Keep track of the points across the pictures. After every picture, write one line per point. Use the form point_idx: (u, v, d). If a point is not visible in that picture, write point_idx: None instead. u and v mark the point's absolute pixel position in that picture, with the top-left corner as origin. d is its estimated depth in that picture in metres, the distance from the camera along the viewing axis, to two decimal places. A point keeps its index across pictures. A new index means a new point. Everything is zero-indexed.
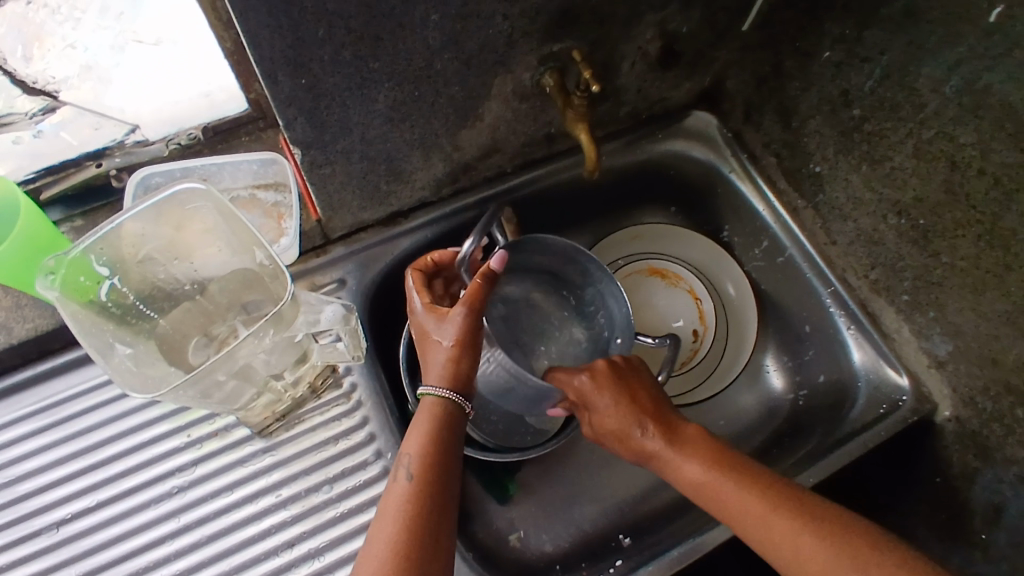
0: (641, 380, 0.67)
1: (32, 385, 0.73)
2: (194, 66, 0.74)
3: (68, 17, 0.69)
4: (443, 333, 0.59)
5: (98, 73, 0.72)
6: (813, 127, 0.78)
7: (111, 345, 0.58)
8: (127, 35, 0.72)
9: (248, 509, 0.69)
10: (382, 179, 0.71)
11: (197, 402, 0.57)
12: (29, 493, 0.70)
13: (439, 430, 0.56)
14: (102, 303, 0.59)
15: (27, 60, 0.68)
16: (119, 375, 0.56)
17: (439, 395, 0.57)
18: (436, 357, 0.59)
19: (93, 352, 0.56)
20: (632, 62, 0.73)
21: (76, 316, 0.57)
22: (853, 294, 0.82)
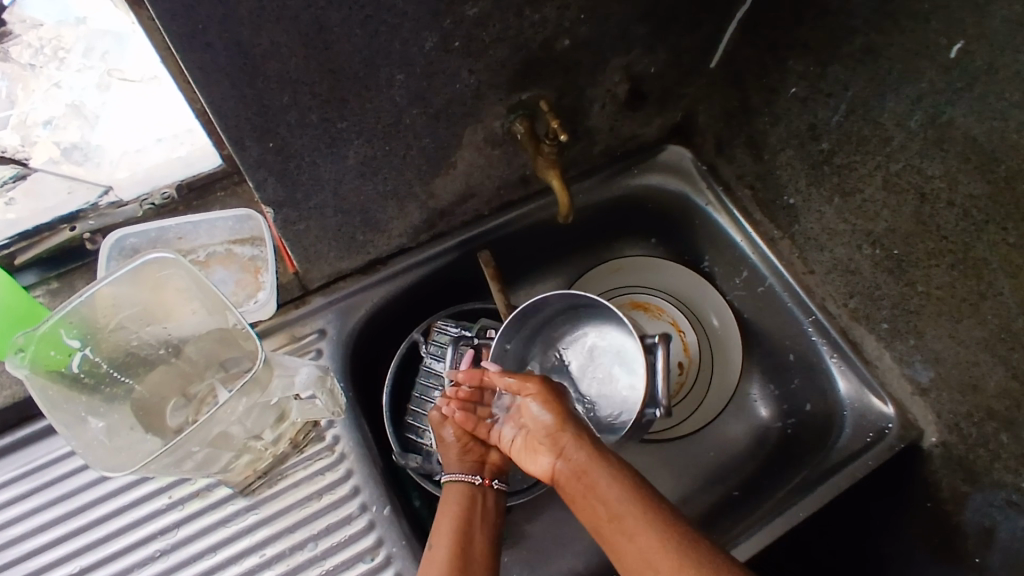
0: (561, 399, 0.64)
1: (13, 451, 0.72)
2: (173, 106, 0.75)
3: (53, 59, 0.72)
4: (450, 430, 0.69)
5: (80, 114, 0.73)
6: (784, 160, 0.79)
7: (83, 419, 0.58)
8: (110, 76, 0.74)
9: (233, 569, 0.68)
10: (358, 231, 0.72)
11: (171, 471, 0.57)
12: (10, 562, 0.69)
13: (464, 504, 0.65)
14: (73, 374, 0.59)
15: (12, 102, 0.71)
16: (88, 451, 0.57)
17: (453, 481, 0.66)
18: (451, 448, 0.68)
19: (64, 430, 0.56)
20: (602, 104, 0.74)
21: (47, 393, 0.57)
22: (833, 322, 0.82)
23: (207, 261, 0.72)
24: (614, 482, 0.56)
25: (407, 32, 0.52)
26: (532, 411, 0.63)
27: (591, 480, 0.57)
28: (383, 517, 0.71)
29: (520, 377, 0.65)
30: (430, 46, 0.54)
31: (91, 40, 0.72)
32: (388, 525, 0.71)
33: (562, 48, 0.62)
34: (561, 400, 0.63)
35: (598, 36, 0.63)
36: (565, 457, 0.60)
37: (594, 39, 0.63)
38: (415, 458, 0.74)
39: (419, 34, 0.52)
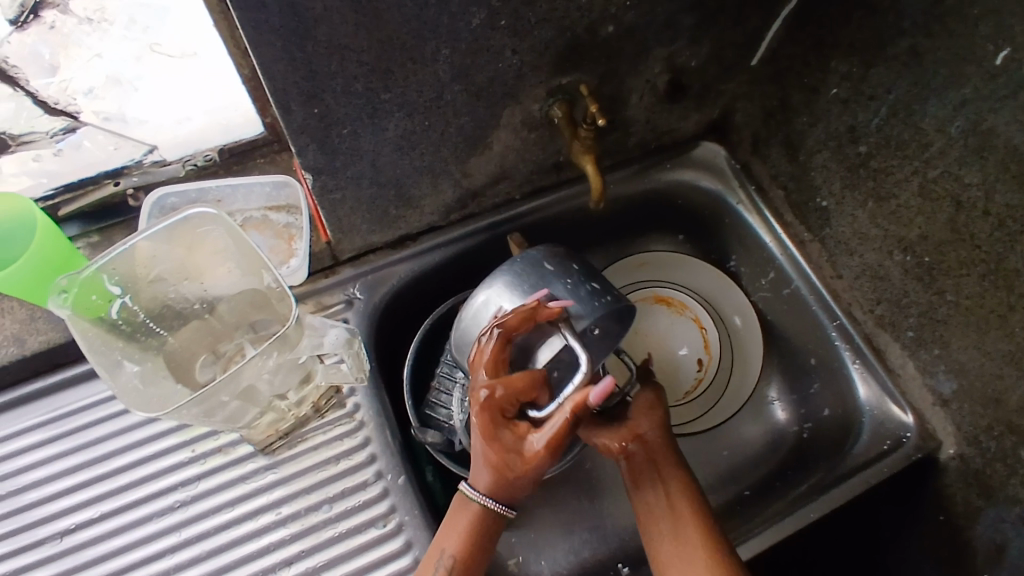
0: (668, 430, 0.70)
1: (42, 396, 0.75)
2: (218, 85, 0.75)
3: (96, 29, 0.72)
4: (504, 452, 0.58)
5: (119, 87, 0.74)
6: (820, 162, 0.78)
7: (119, 363, 0.60)
8: (150, 49, 0.74)
9: (249, 525, 0.70)
10: (391, 204, 0.73)
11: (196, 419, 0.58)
12: (35, 503, 0.72)
13: (477, 533, 0.61)
14: (112, 321, 0.61)
15: (53, 70, 0.72)
16: (124, 394, 0.58)
17: (480, 503, 0.60)
18: (497, 480, 0.59)
19: (103, 372, 0.58)
20: (641, 95, 0.74)
21: (88, 336, 0.59)
22: (858, 327, 0.82)
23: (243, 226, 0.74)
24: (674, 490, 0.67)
25: (455, 6, 0.53)
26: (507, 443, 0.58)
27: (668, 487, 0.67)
28: (397, 486, 0.72)
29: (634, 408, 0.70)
30: (476, 23, 0.55)
31: (132, 12, 0.72)
32: (401, 494, 0.72)
33: (606, 33, 0.63)
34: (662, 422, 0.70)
35: (642, 24, 0.64)
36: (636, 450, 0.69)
37: (637, 28, 0.64)
38: (434, 434, 0.74)
39: (467, 9, 0.53)
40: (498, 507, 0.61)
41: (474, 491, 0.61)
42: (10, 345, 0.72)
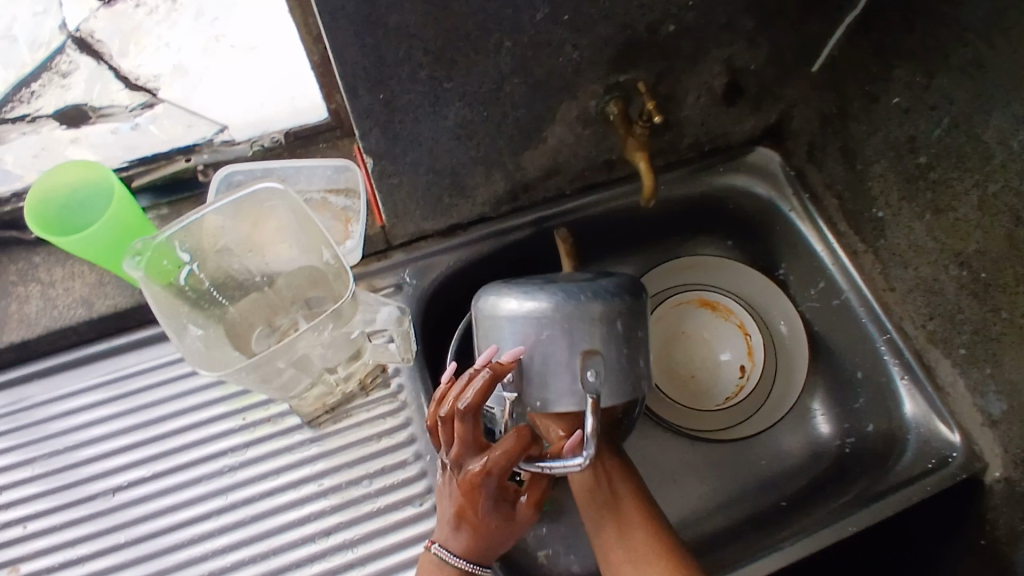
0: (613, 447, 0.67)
1: (103, 357, 0.80)
2: (277, 73, 0.79)
3: (165, 20, 0.79)
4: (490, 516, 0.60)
5: (183, 75, 0.79)
6: (877, 171, 0.78)
7: (185, 326, 0.63)
8: (215, 40, 0.80)
9: (292, 494, 0.73)
10: (445, 192, 0.75)
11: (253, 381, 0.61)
12: (93, 458, 0.76)
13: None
14: (179, 287, 0.64)
15: (125, 55, 0.79)
16: (189, 354, 0.61)
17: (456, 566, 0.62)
18: (479, 537, 0.61)
19: (172, 331, 0.61)
20: (697, 96, 0.75)
21: (158, 297, 0.62)
22: (908, 342, 0.80)
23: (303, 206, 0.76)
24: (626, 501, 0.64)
25: None
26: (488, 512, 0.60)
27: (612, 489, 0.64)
28: (435, 467, 0.74)
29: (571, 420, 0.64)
30: (540, 17, 0.56)
31: (202, 6, 0.79)
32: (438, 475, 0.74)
33: (667, 32, 0.64)
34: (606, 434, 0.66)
35: (703, 25, 0.64)
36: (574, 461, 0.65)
37: (698, 29, 0.65)
38: None
39: (532, 3, 0.55)
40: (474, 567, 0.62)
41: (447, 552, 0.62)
42: (79, 307, 0.77)
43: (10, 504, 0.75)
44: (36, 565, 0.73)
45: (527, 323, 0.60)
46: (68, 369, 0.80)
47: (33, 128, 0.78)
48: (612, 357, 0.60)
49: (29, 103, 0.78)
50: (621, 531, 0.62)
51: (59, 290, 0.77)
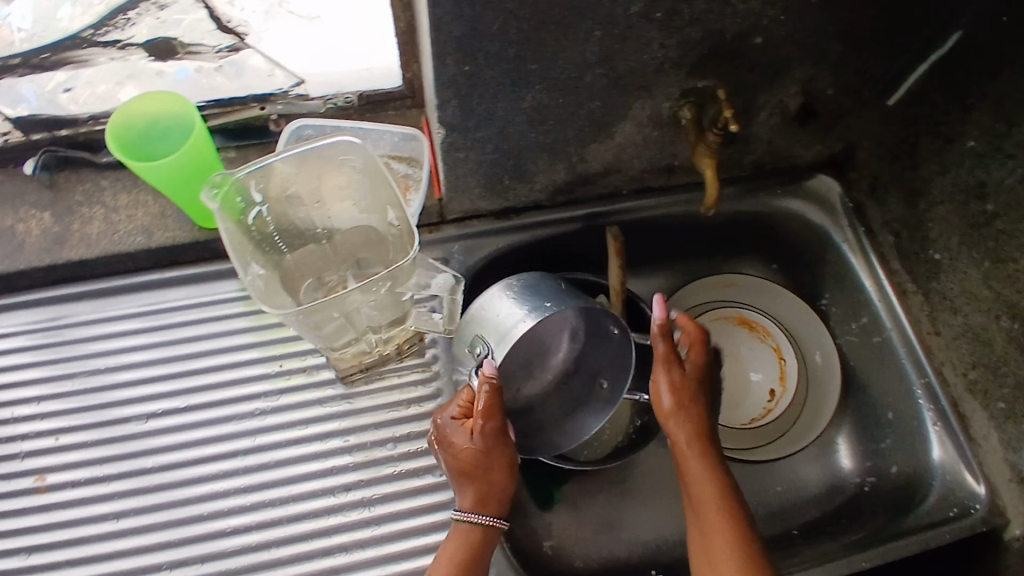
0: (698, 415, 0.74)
1: (153, 287, 0.82)
2: (356, 42, 0.80)
3: None
4: (458, 455, 0.67)
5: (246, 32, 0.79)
6: (940, 214, 0.77)
7: (249, 264, 0.65)
8: (277, 6, 0.79)
9: (318, 446, 0.75)
10: (506, 174, 0.76)
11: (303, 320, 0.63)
12: (131, 382, 0.79)
13: (465, 533, 0.67)
14: (247, 225, 0.66)
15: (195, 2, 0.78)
16: (254, 290, 0.63)
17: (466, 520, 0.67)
18: (472, 484, 0.67)
19: (238, 262, 0.63)
20: (770, 113, 0.75)
21: (229, 231, 0.63)
22: (946, 389, 0.80)
23: None
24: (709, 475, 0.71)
25: None
26: (458, 454, 0.67)
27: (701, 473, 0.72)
28: None
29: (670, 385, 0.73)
30: (634, 11, 0.57)
31: None
32: None
33: (752, 45, 0.64)
34: (691, 395, 0.74)
35: (791, 42, 0.65)
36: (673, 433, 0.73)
37: (785, 45, 0.65)
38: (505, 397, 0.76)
39: None
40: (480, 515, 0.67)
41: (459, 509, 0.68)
42: (139, 235, 0.79)
43: (44, 415, 0.77)
44: (61, 477, 0.75)
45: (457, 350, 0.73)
46: (117, 294, 0.82)
47: (122, 54, 0.79)
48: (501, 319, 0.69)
49: (123, 29, 0.78)
50: (700, 499, 0.70)
51: (121, 216, 0.80)
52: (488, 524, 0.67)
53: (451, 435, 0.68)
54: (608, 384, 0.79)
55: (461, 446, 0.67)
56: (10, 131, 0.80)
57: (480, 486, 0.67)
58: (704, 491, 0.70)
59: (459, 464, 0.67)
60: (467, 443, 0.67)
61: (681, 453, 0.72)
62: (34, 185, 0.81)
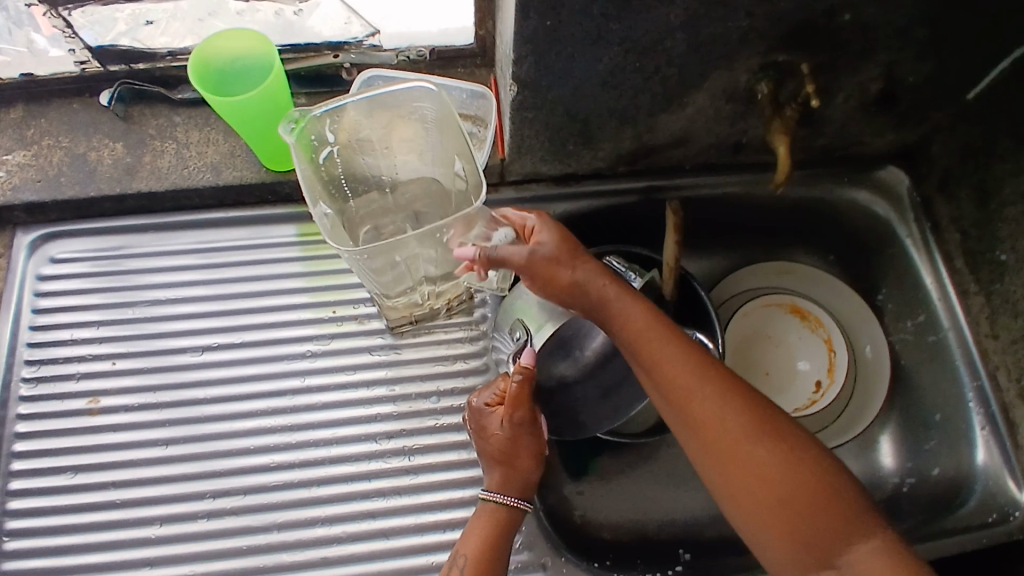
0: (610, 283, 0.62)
1: (215, 226, 0.84)
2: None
3: None
4: (490, 440, 0.67)
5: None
6: (1012, 214, 0.75)
7: (318, 202, 0.65)
8: None
9: (364, 392, 0.77)
10: (572, 139, 0.76)
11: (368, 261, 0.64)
12: (188, 314, 0.81)
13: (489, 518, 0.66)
14: (317, 165, 0.67)
15: None
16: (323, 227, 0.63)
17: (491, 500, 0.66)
18: (498, 468, 0.67)
19: (309, 197, 0.64)
20: (847, 96, 0.73)
21: (302, 167, 0.64)
22: (997, 394, 0.78)
23: None
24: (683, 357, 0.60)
25: None
26: (491, 439, 0.67)
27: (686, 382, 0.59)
28: None
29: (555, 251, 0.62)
30: None
31: None
32: None
33: (840, 21, 0.63)
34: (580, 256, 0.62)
35: (879, 22, 0.63)
36: (605, 313, 0.62)
37: (873, 25, 0.63)
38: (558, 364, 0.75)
39: None
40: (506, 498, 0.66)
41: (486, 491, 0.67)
42: (207, 172, 0.80)
43: (103, 339, 0.80)
44: (115, 400, 0.78)
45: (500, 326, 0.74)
46: (180, 229, 0.84)
47: None
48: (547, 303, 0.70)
49: None
50: (689, 394, 0.59)
51: (191, 152, 0.81)
52: (511, 507, 0.66)
53: (485, 419, 0.68)
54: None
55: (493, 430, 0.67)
56: (89, 61, 0.81)
57: (507, 472, 0.67)
58: (693, 388, 0.59)
59: (490, 448, 0.67)
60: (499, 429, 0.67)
61: (643, 344, 0.61)
62: (110, 116, 0.83)
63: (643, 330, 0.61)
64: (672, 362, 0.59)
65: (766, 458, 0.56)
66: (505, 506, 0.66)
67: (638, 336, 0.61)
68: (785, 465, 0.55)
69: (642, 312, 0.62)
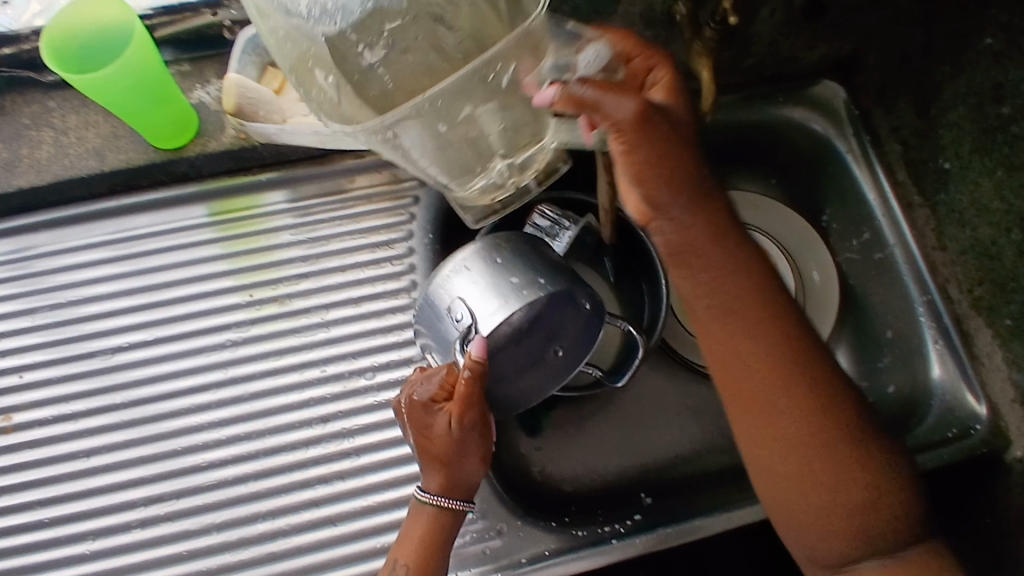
0: (699, 210, 0.59)
1: (111, 216, 0.77)
2: None
3: None
4: (433, 439, 0.62)
5: None
6: (952, 119, 0.71)
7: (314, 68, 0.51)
8: None
9: (293, 376, 0.72)
10: None
11: (426, 127, 0.53)
12: (94, 316, 0.75)
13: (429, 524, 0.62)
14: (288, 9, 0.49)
15: None
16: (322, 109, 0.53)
17: (434, 504, 0.62)
18: (441, 469, 0.62)
19: (301, 84, 0.53)
20: (772, 9, 0.69)
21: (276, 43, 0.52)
22: (950, 307, 0.76)
23: None
24: (752, 317, 0.60)
25: None
26: (433, 438, 0.62)
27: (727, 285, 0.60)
28: None
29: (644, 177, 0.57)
30: None
31: None
32: None
33: None
34: (687, 180, 0.58)
35: None
36: (705, 252, 0.60)
37: None
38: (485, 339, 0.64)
39: None
40: (453, 502, 0.62)
41: (427, 493, 0.63)
42: (91, 158, 0.73)
43: (5, 352, 0.74)
44: (27, 417, 0.72)
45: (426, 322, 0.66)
46: (74, 224, 0.77)
47: None
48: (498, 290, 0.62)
49: None
50: (743, 358, 0.59)
51: (71, 139, 0.74)
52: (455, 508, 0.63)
53: (423, 416, 0.62)
54: (564, 352, 0.64)
55: (433, 428, 0.61)
56: None
57: (454, 474, 0.62)
58: (749, 353, 0.59)
59: (433, 448, 0.62)
60: (441, 429, 0.61)
61: (718, 283, 0.60)
62: None
63: (722, 271, 0.60)
64: (737, 320, 0.60)
65: (807, 435, 0.58)
66: (450, 510, 0.63)
67: (717, 279, 0.60)
68: (823, 446, 0.57)
69: (727, 243, 0.60)
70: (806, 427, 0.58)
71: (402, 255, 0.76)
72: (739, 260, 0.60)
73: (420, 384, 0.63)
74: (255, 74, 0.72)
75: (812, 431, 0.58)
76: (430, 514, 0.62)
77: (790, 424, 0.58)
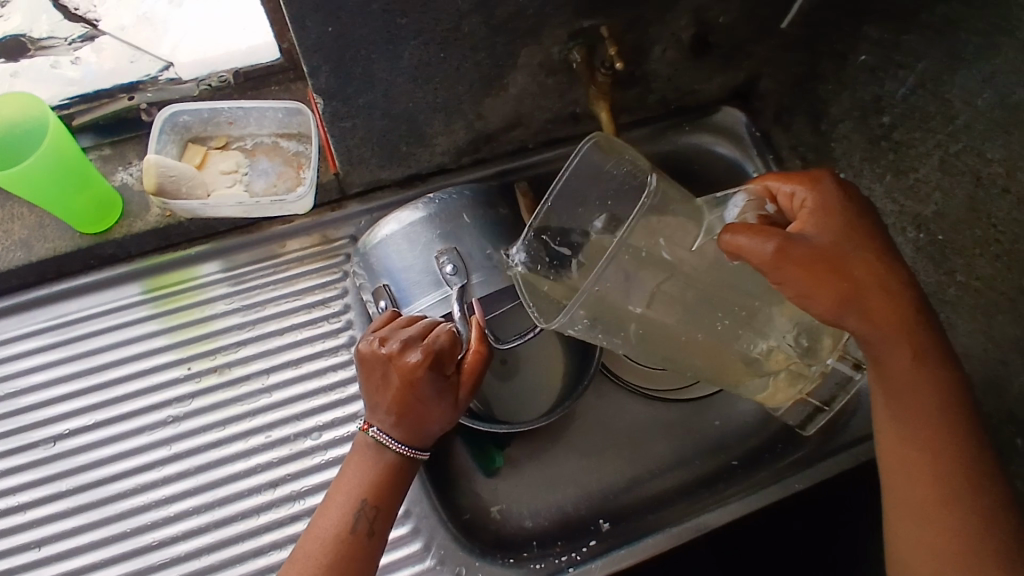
0: (877, 297, 0.52)
1: (45, 303, 0.77)
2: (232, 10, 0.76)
3: None
4: (428, 399, 0.61)
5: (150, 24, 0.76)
6: (843, 132, 0.77)
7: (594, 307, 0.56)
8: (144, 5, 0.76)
9: (240, 445, 0.72)
10: (402, 140, 0.73)
11: (674, 312, 0.54)
12: (33, 405, 0.73)
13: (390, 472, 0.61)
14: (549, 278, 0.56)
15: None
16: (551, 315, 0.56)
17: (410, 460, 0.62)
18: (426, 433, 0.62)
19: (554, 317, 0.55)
20: (665, 48, 0.73)
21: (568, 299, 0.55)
22: None
23: (253, 150, 0.76)
24: (933, 392, 0.55)
25: None
26: (428, 397, 0.61)
27: (919, 394, 0.55)
28: None
29: (815, 272, 0.50)
30: None
31: None
32: None
33: None
34: (846, 271, 0.51)
35: None
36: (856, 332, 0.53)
37: None
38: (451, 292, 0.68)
39: None
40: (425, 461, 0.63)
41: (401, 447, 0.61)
42: (18, 250, 0.74)
43: None
44: None
45: (373, 274, 0.72)
46: (5, 316, 0.76)
47: None
48: (472, 243, 0.70)
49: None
50: (915, 446, 0.55)
51: None
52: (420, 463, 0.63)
53: (422, 376, 0.60)
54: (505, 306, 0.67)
55: (428, 388, 0.60)
56: None
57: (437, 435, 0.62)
58: (933, 446, 0.55)
59: (426, 406, 0.61)
60: (438, 389, 0.61)
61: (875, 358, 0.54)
62: None
63: (894, 346, 0.53)
64: (901, 386, 0.55)
65: (942, 528, 0.54)
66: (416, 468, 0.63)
67: (898, 354, 0.54)
68: (957, 542, 0.53)
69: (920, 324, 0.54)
70: (953, 523, 0.54)
71: (339, 311, 0.78)
72: (898, 329, 0.53)
73: (418, 340, 0.61)
74: (176, 152, 0.74)
75: (949, 523, 0.54)
76: (393, 465, 0.61)
77: (950, 525, 0.54)
